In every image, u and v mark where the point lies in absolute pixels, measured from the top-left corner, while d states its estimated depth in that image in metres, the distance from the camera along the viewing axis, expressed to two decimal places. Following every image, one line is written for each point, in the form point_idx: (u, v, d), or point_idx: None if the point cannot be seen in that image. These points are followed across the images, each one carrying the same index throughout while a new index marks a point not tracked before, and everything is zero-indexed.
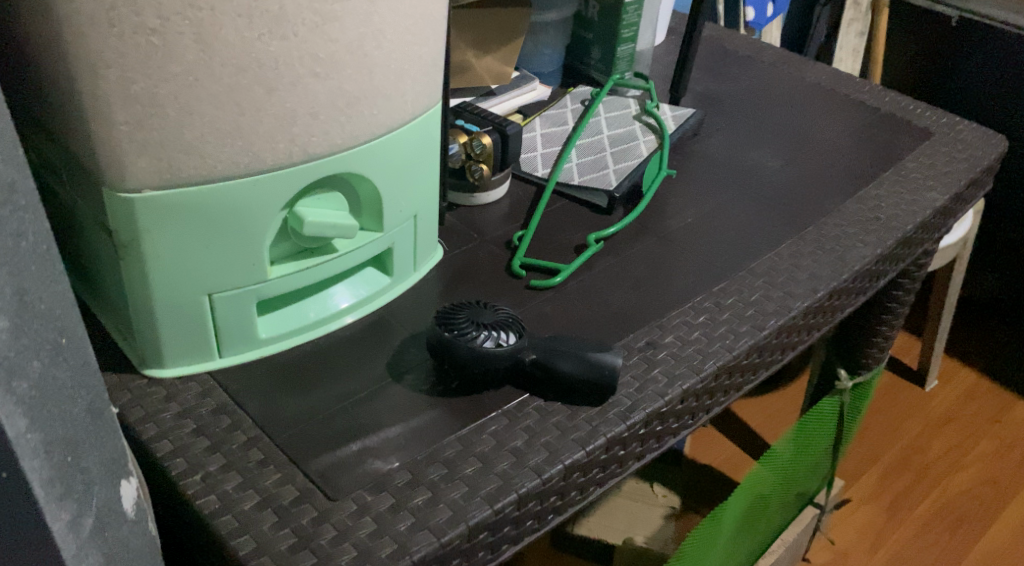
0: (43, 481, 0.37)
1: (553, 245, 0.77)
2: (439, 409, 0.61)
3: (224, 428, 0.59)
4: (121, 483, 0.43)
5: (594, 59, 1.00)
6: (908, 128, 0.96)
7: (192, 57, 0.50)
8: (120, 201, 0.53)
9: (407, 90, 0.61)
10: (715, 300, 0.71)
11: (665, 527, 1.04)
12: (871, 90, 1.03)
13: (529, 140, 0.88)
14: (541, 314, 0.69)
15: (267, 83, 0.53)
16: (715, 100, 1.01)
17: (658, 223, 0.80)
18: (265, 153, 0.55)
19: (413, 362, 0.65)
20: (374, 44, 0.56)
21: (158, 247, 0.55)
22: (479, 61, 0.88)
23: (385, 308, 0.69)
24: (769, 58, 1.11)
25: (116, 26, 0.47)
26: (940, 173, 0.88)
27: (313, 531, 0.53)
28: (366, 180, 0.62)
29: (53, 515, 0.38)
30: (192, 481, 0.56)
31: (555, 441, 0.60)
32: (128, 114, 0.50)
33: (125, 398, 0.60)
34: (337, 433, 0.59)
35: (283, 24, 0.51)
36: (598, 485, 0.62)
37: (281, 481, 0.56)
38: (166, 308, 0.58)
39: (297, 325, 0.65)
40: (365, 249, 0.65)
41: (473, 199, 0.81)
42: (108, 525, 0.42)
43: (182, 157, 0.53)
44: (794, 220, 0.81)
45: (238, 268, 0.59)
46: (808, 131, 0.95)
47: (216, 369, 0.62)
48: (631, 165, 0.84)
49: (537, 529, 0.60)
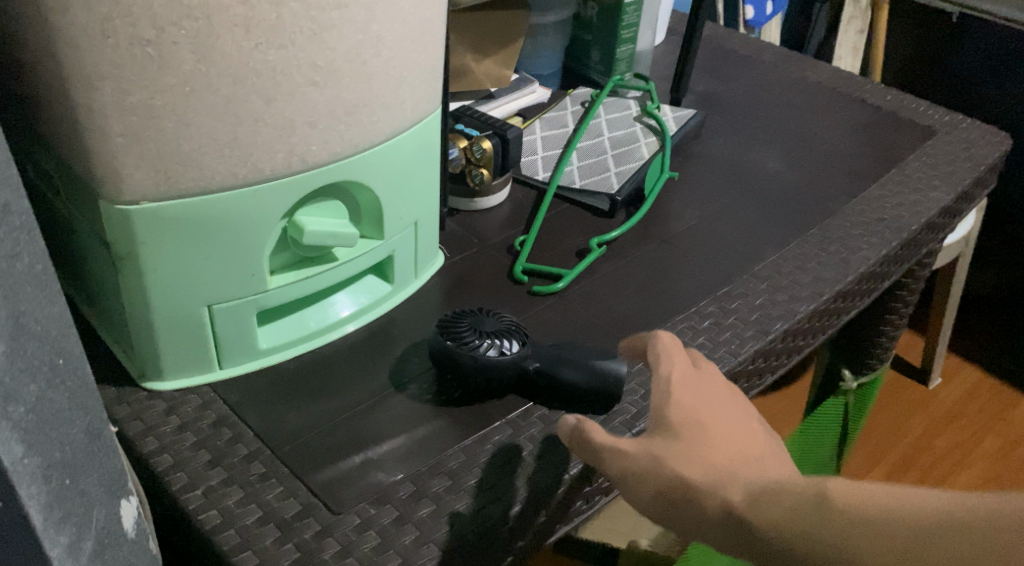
0: (41, 508, 0.36)
1: (554, 250, 0.76)
2: (442, 419, 0.61)
3: (225, 442, 0.58)
4: (121, 503, 0.43)
5: (594, 61, 1.00)
6: (911, 127, 0.95)
7: (188, 68, 0.49)
8: (118, 213, 0.52)
9: (407, 97, 0.60)
10: (719, 304, 0.71)
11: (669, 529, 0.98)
12: (874, 89, 1.03)
13: (529, 144, 0.87)
14: (544, 321, 0.69)
15: (266, 93, 0.52)
16: (716, 101, 1.00)
17: (661, 227, 0.80)
18: (264, 163, 0.55)
19: (415, 371, 0.64)
20: (372, 51, 0.55)
21: (157, 260, 0.54)
22: (479, 64, 0.87)
23: (386, 317, 0.69)
24: (769, 57, 1.10)
25: (111, 37, 0.47)
26: (944, 173, 0.87)
27: (316, 545, 0.53)
28: (366, 188, 0.62)
29: (52, 541, 0.37)
30: (193, 496, 0.55)
31: (559, 450, 0.59)
32: (125, 126, 0.49)
33: (123, 412, 0.59)
34: (340, 445, 0.58)
35: (281, 33, 0.51)
36: (604, 494, 0.62)
37: (283, 495, 0.55)
38: (165, 320, 0.57)
39: (298, 335, 0.64)
40: (365, 257, 0.65)
41: (474, 204, 0.80)
42: (108, 547, 0.41)
43: (180, 168, 0.52)
44: (797, 222, 0.81)
45: (236, 279, 0.58)
46: (811, 131, 0.95)
47: (216, 381, 0.62)
48: (632, 167, 0.83)
49: (542, 539, 0.59)
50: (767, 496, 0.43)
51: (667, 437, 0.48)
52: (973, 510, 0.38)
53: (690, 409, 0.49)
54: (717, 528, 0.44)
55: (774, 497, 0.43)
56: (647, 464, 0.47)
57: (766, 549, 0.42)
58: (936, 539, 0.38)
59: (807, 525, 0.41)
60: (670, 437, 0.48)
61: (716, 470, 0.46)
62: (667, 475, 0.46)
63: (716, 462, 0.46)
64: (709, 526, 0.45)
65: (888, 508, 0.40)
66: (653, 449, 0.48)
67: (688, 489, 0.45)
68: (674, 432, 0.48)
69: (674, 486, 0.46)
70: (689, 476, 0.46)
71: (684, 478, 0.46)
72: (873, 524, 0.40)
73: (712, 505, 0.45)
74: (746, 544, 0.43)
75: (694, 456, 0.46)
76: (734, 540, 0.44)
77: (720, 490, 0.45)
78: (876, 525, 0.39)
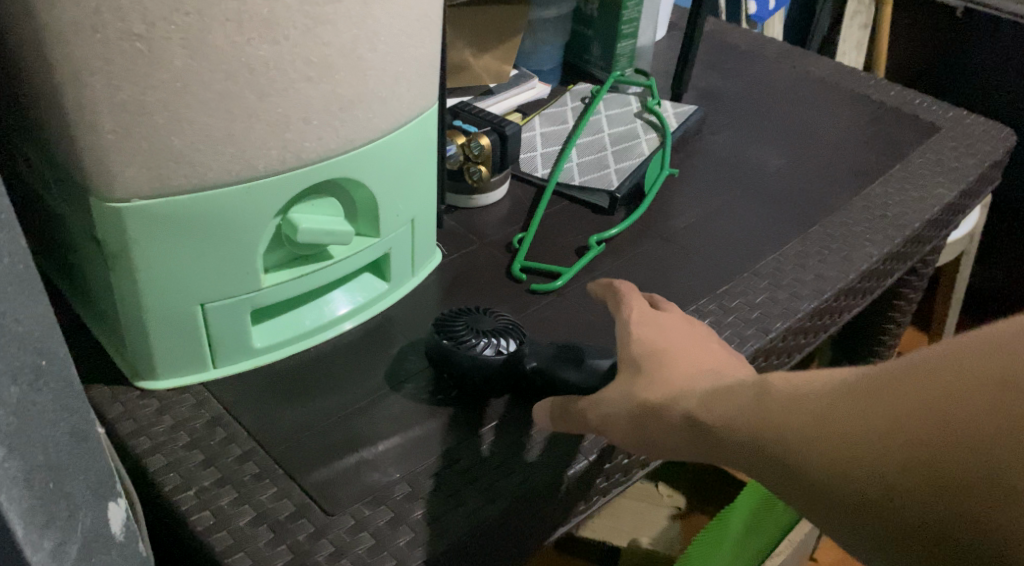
0: (21, 512, 0.36)
1: (554, 247, 0.76)
2: (439, 419, 0.60)
3: (219, 441, 0.57)
4: (109, 506, 0.42)
5: (595, 56, 0.99)
6: (915, 122, 0.94)
7: (180, 63, 0.48)
8: (109, 211, 0.51)
9: (403, 92, 0.59)
10: (720, 302, 0.70)
11: (670, 528, 0.95)
12: (877, 84, 1.02)
13: (528, 140, 0.87)
14: (542, 319, 0.68)
15: (259, 89, 0.51)
16: (717, 96, 0.99)
17: (661, 224, 0.79)
18: (258, 160, 0.54)
19: (412, 370, 0.64)
20: (368, 46, 0.55)
21: (148, 257, 0.54)
22: (477, 60, 0.87)
23: (383, 315, 0.68)
24: (771, 53, 1.09)
25: (100, 32, 0.46)
26: (948, 169, 0.86)
27: (310, 547, 0.52)
28: (362, 185, 0.61)
29: (34, 546, 0.36)
30: (186, 496, 0.54)
31: (558, 451, 0.58)
32: (116, 123, 0.48)
33: (116, 411, 0.58)
34: (334, 446, 0.58)
35: (274, 28, 0.50)
36: (602, 495, 0.61)
37: (277, 496, 0.54)
38: (158, 318, 0.56)
39: (293, 333, 0.63)
40: (361, 255, 0.64)
41: (473, 201, 0.79)
42: (94, 550, 0.41)
43: (172, 166, 0.51)
44: (799, 219, 0.80)
45: (229, 277, 0.57)
46: (813, 127, 0.94)
47: (210, 380, 0.61)
48: (632, 164, 0.82)
49: (539, 540, 0.58)
50: (719, 397, 0.42)
51: (629, 370, 0.49)
52: (893, 380, 0.36)
53: (653, 340, 0.50)
54: (681, 439, 0.44)
55: (724, 398, 0.42)
56: (614, 397, 0.48)
57: (723, 448, 0.41)
58: (860, 411, 0.36)
59: (750, 419, 0.40)
60: (632, 369, 0.49)
61: (675, 388, 0.45)
62: (633, 403, 0.47)
63: (674, 379, 0.46)
64: (672, 437, 0.44)
65: (822, 390, 0.38)
66: (619, 385, 0.49)
67: (651, 408, 0.45)
68: (636, 364, 0.49)
69: (641, 408, 0.46)
70: (649, 398, 0.46)
71: (644, 401, 0.46)
72: (808, 407, 0.38)
73: (672, 416, 0.44)
74: (707, 449, 0.42)
75: (653, 379, 0.47)
76: (696, 446, 0.44)
77: (677, 401, 0.44)
78: (810, 400, 0.38)
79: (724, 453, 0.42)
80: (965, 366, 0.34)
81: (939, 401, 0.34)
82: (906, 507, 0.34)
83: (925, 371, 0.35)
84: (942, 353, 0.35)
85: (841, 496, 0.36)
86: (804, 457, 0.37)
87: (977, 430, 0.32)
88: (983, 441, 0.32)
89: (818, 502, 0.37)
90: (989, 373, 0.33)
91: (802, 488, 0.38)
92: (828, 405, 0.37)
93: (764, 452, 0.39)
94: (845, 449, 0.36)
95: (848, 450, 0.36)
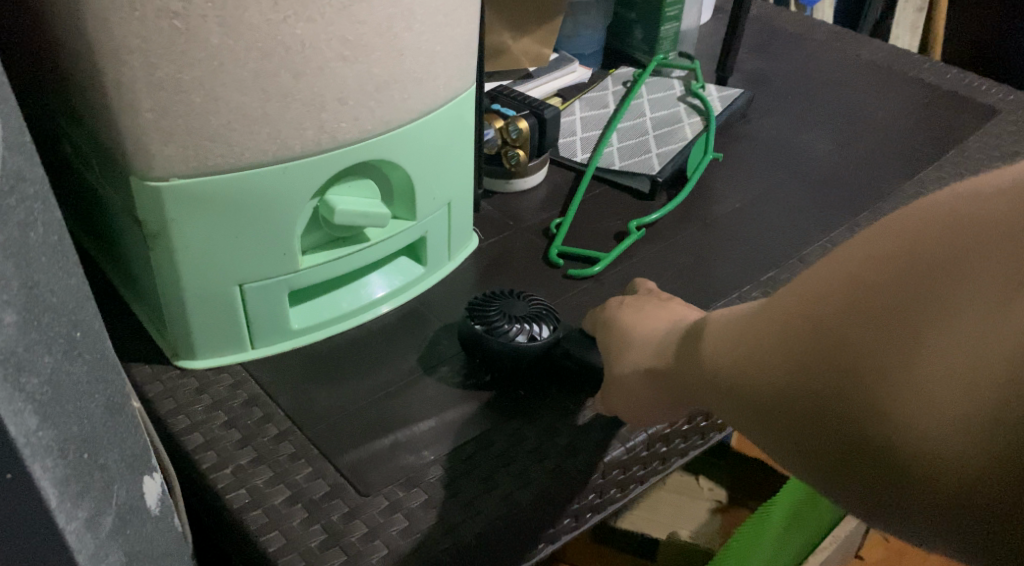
0: (56, 481, 0.36)
1: (592, 232, 0.75)
2: (475, 402, 0.60)
3: (255, 421, 0.58)
4: (144, 479, 0.43)
5: (637, 39, 0.97)
6: (972, 106, 0.91)
7: (216, 41, 0.48)
8: (150, 189, 0.52)
9: (440, 72, 0.59)
10: (764, 290, 0.68)
11: (711, 522, 0.91)
12: (932, 67, 0.99)
13: (568, 124, 0.86)
14: (580, 304, 0.67)
15: (294, 68, 0.51)
16: (764, 80, 0.97)
17: (704, 209, 0.78)
18: (293, 141, 0.54)
19: (447, 354, 0.63)
20: (404, 25, 0.54)
21: (187, 236, 0.54)
22: (516, 43, 0.87)
23: (419, 299, 0.68)
24: (820, 36, 1.07)
25: (138, 9, 0.46)
26: (1006, 154, 0.83)
27: (344, 527, 0.52)
28: (399, 168, 0.61)
29: (68, 514, 0.37)
30: (223, 474, 0.54)
31: (594, 437, 0.58)
32: (153, 101, 0.49)
33: (156, 390, 0.59)
34: (369, 427, 0.58)
35: (309, 5, 0.50)
36: (640, 483, 0.61)
37: (312, 476, 0.55)
38: (197, 298, 0.57)
39: (331, 316, 0.63)
40: (398, 238, 0.64)
41: (510, 185, 0.79)
42: (129, 522, 0.41)
43: (209, 145, 0.51)
44: (847, 204, 0.78)
45: (268, 259, 0.57)
46: (863, 111, 0.91)
47: (248, 361, 0.61)
48: (675, 148, 0.81)
49: (574, 527, 0.58)
50: (688, 342, 0.45)
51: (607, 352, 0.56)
52: (783, 290, 0.38)
53: (620, 315, 0.57)
54: (650, 395, 0.50)
55: (690, 339, 0.45)
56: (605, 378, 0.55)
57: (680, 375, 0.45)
58: (772, 318, 0.37)
59: (696, 345, 0.44)
60: (608, 352, 0.56)
61: (643, 351, 0.51)
62: (614, 373, 0.53)
63: (635, 341, 0.53)
64: (638, 389, 0.51)
65: (750, 312, 0.40)
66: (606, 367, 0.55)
67: (624, 372, 0.52)
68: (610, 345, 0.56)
69: (625, 375, 0.52)
70: (622, 368, 0.52)
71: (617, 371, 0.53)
72: (737, 324, 0.40)
73: (632, 372, 0.51)
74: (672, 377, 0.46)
75: (622, 353, 0.53)
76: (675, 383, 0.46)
77: (637, 362, 0.51)
78: (733, 320, 0.41)
79: (681, 380, 0.45)
80: (847, 258, 0.35)
81: (805, 301, 0.36)
82: (803, 402, 0.36)
83: (821, 275, 0.36)
84: (832, 255, 0.36)
85: (766, 404, 0.37)
86: (732, 372, 0.40)
87: (861, 315, 0.33)
88: (865, 325, 0.33)
89: (752, 416, 0.39)
90: (863, 263, 0.34)
91: (741, 404, 0.39)
92: (751, 326, 0.39)
93: (710, 375, 0.41)
94: (762, 357, 0.38)
95: (765, 360, 0.37)
